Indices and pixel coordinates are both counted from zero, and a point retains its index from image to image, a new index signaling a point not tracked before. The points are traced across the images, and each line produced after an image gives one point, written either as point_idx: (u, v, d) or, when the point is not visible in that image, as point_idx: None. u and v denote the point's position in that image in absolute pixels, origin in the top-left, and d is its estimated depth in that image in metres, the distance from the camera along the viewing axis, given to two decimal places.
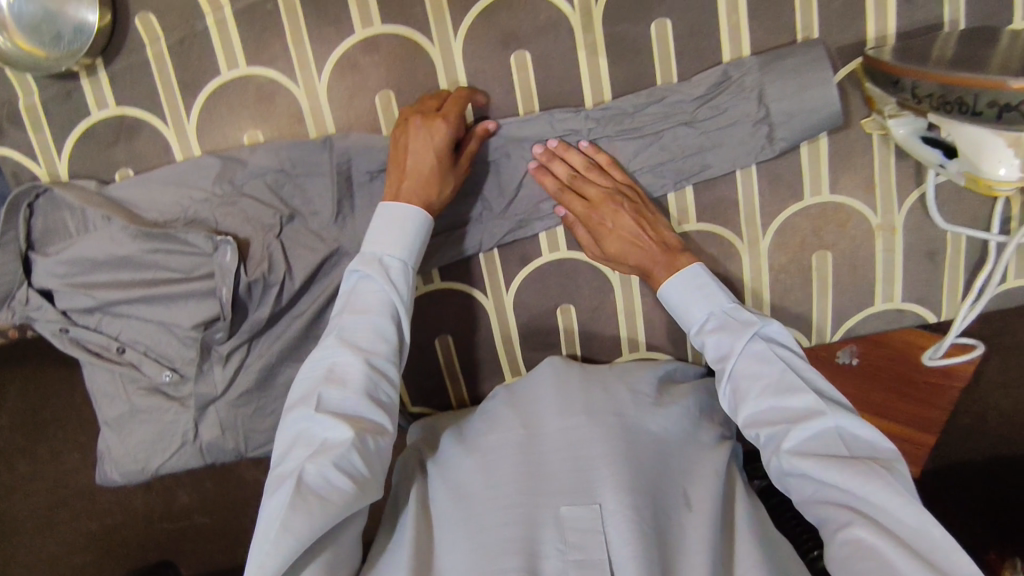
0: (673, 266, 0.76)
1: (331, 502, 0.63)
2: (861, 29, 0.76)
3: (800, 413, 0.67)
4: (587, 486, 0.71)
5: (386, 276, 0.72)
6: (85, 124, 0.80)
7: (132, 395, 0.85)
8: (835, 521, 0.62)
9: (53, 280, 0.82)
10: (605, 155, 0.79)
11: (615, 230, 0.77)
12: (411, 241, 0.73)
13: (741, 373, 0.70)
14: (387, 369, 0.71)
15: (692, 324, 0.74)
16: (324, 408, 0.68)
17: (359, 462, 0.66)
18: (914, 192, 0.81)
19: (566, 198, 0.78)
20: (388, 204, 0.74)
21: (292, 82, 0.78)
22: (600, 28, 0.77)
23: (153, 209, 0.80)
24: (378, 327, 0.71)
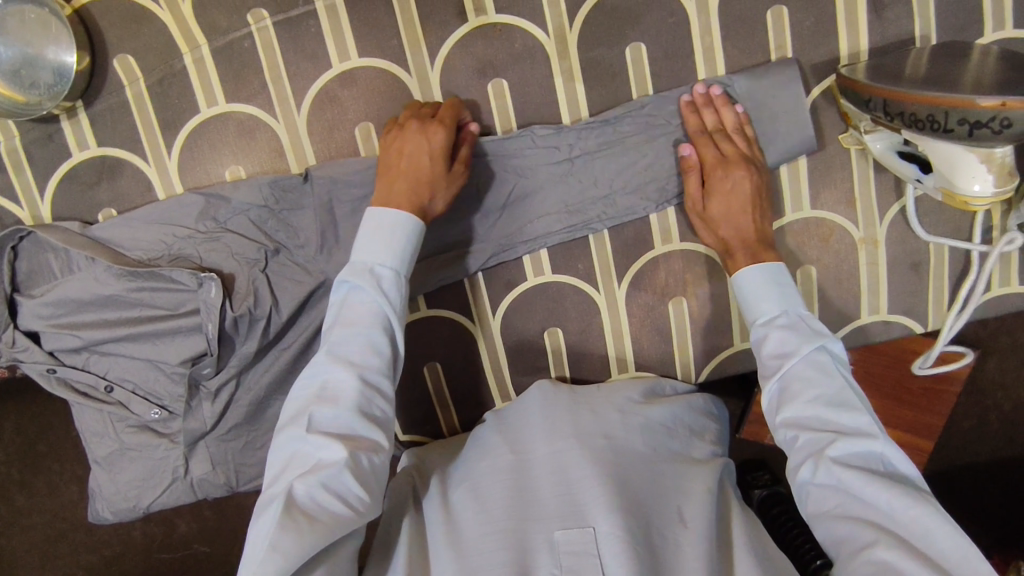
0: (758, 256, 0.73)
1: (321, 524, 0.58)
2: (834, 46, 0.77)
3: (846, 428, 0.62)
4: (577, 510, 0.70)
5: (377, 287, 0.68)
6: (68, 166, 0.80)
7: (121, 433, 0.85)
8: (858, 540, 0.57)
9: (39, 321, 0.81)
10: (752, 128, 0.77)
11: (728, 193, 0.74)
12: (403, 249, 0.69)
13: (796, 377, 0.66)
14: (381, 384, 0.66)
15: (762, 313, 0.70)
16: (317, 428, 0.63)
17: (353, 482, 0.61)
18: (894, 205, 0.81)
19: (699, 143, 0.76)
20: (376, 209, 0.70)
21: (272, 117, 0.79)
22: (575, 54, 0.77)
23: (137, 248, 0.80)
24: (373, 340, 0.66)
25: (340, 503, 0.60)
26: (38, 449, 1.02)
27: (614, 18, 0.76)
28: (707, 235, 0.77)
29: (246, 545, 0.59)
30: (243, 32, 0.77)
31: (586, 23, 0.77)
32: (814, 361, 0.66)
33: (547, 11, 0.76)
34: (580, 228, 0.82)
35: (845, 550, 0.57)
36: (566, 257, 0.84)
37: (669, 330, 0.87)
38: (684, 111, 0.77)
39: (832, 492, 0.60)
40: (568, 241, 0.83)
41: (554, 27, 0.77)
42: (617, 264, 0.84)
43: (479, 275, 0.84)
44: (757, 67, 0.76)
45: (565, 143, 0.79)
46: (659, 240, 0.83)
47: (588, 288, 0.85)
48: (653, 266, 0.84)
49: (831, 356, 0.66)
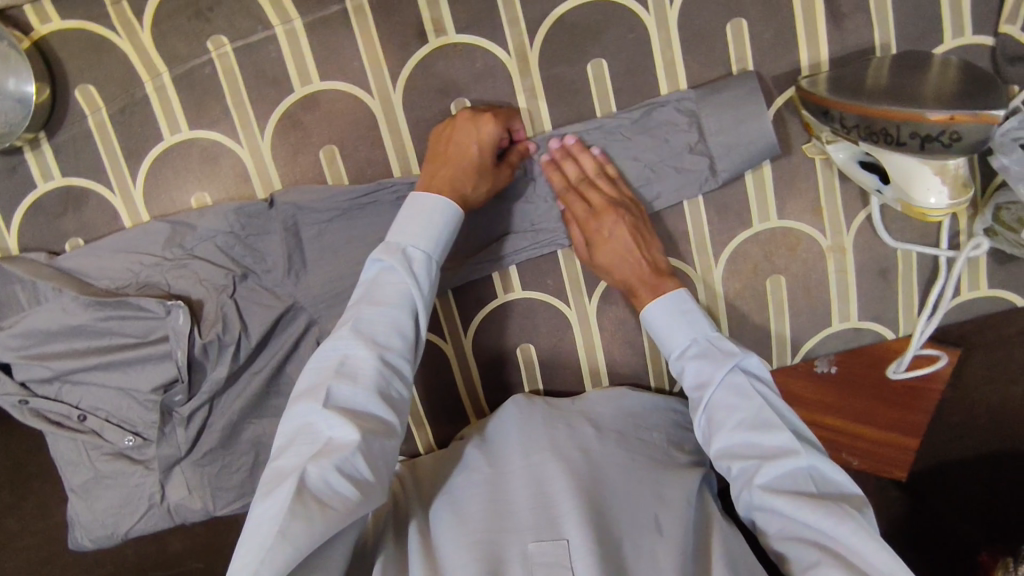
0: (658, 290, 0.73)
1: (332, 509, 0.58)
2: (794, 57, 0.77)
3: (772, 451, 0.63)
4: (552, 521, 0.66)
5: (407, 268, 0.69)
6: (33, 197, 0.80)
7: (96, 462, 0.84)
8: (804, 560, 0.58)
9: (7, 353, 0.81)
10: (613, 168, 0.78)
11: (610, 240, 0.75)
12: (433, 233, 0.71)
13: (718, 405, 0.66)
14: (400, 366, 0.68)
15: (674, 348, 0.71)
16: (334, 404, 0.64)
17: (363, 467, 0.62)
18: (861, 213, 0.81)
19: (567, 197, 0.77)
20: (417, 193, 0.72)
21: (235, 142, 0.78)
22: (536, 71, 0.77)
23: (103, 277, 0.79)
24: (397, 322, 0.68)
25: (352, 488, 0.61)
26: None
27: (574, 35, 0.76)
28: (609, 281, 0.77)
29: (247, 524, 0.59)
30: (203, 58, 0.77)
31: (547, 40, 0.77)
32: (732, 387, 0.66)
33: (507, 29, 0.76)
34: (548, 243, 0.82)
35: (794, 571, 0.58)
36: (535, 273, 0.84)
37: (642, 343, 0.87)
38: (545, 170, 0.78)
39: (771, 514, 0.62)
40: (536, 258, 0.83)
41: (515, 45, 0.77)
42: (587, 279, 0.84)
43: (450, 293, 0.84)
44: (719, 80, 0.76)
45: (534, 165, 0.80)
46: None
47: (559, 303, 0.85)
48: None
49: (749, 375, 0.67)
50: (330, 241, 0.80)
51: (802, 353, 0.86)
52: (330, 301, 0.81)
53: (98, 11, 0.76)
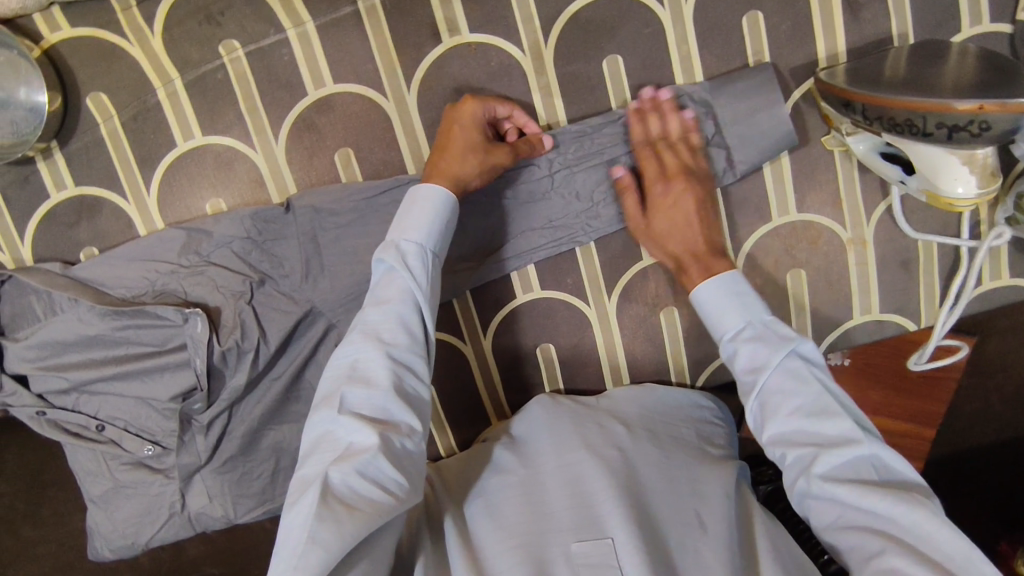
0: (709, 270, 0.71)
1: (359, 511, 0.58)
2: (812, 49, 0.76)
3: (832, 441, 0.61)
4: (594, 521, 0.66)
5: (404, 263, 0.69)
6: (46, 207, 0.80)
7: (116, 472, 0.84)
8: (868, 550, 0.57)
9: (24, 364, 0.81)
10: (699, 135, 0.77)
11: (674, 208, 0.75)
12: (430, 227, 0.70)
13: (774, 390, 0.64)
14: (411, 362, 0.67)
15: (727, 329, 0.69)
16: (348, 409, 0.63)
17: (385, 465, 0.61)
18: (880, 204, 0.81)
19: (641, 154, 0.76)
20: (415, 188, 0.72)
21: (249, 148, 0.78)
22: (551, 69, 0.77)
23: (119, 286, 0.79)
24: (403, 318, 0.67)
25: (376, 489, 0.60)
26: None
27: (589, 32, 0.76)
28: (657, 250, 0.77)
29: (280, 538, 0.59)
30: (215, 63, 0.76)
31: (562, 37, 0.76)
32: (789, 371, 0.64)
33: (521, 27, 0.76)
34: (566, 241, 0.82)
35: (857, 561, 0.57)
36: (554, 272, 0.83)
37: (661, 340, 0.86)
38: (630, 118, 0.76)
39: (831, 503, 0.60)
40: (554, 257, 0.83)
41: (530, 43, 0.76)
42: (606, 277, 0.84)
43: (468, 294, 0.84)
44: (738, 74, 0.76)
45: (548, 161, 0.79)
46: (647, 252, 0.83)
47: (579, 302, 0.84)
48: (642, 277, 0.84)
49: (806, 361, 0.65)
50: (347, 243, 0.79)
51: (823, 348, 0.86)
52: (349, 305, 0.80)
53: (108, 17, 0.75)
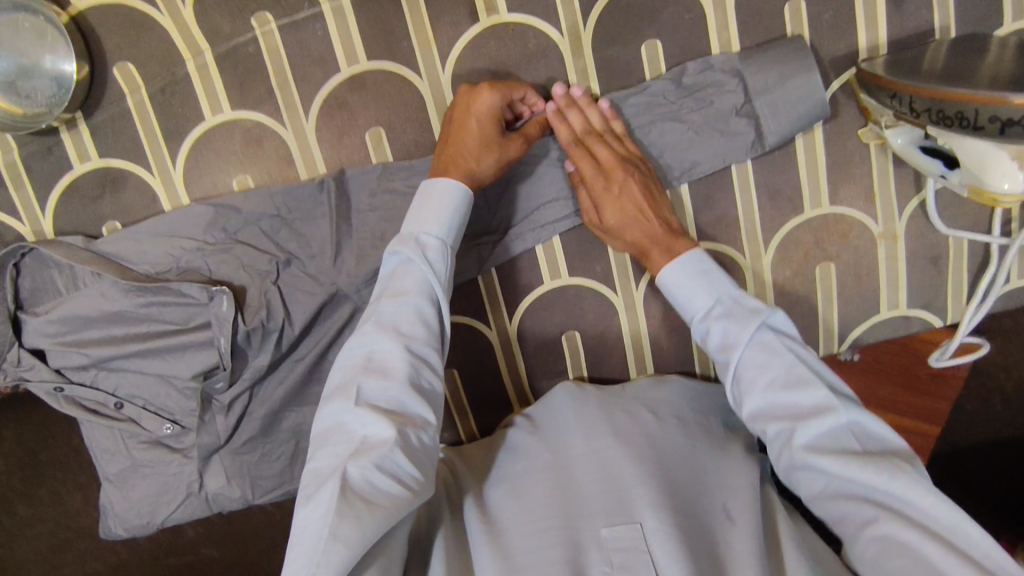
0: (672, 251, 0.72)
1: (377, 504, 0.57)
2: (853, 40, 0.75)
3: (807, 410, 0.62)
4: (625, 505, 0.67)
5: (423, 256, 0.69)
6: (68, 179, 0.78)
7: (133, 450, 0.83)
8: (857, 519, 0.58)
9: (44, 339, 0.80)
10: (620, 123, 0.76)
11: (619, 199, 0.73)
12: (448, 222, 0.71)
13: (747, 364, 0.66)
14: (427, 355, 0.67)
15: (698, 308, 0.70)
16: (365, 401, 0.63)
17: (404, 460, 0.60)
18: (914, 199, 0.80)
19: (572, 152, 0.74)
20: (428, 182, 0.72)
21: (280, 124, 0.76)
22: (590, 53, 0.76)
23: (143, 262, 0.78)
24: (419, 310, 0.67)
25: (393, 484, 0.59)
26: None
27: (629, 16, 0.74)
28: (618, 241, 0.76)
29: (293, 529, 0.58)
30: (247, 36, 0.74)
31: (601, 20, 0.75)
32: (761, 344, 0.66)
33: (560, 8, 0.74)
34: None
35: (848, 531, 0.58)
36: (582, 259, 0.83)
37: (688, 330, 0.86)
38: (552, 116, 0.75)
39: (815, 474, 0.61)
40: (583, 244, 0.82)
41: (568, 25, 0.75)
42: (634, 266, 0.83)
43: (494, 278, 0.83)
44: (779, 47, 0.74)
45: None
46: None
47: (606, 290, 0.84)
48: None
49: (776, 334, 0.67)
50: (377, 225, 0.78)
51: (847, 341, 0.86)
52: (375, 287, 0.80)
53: None
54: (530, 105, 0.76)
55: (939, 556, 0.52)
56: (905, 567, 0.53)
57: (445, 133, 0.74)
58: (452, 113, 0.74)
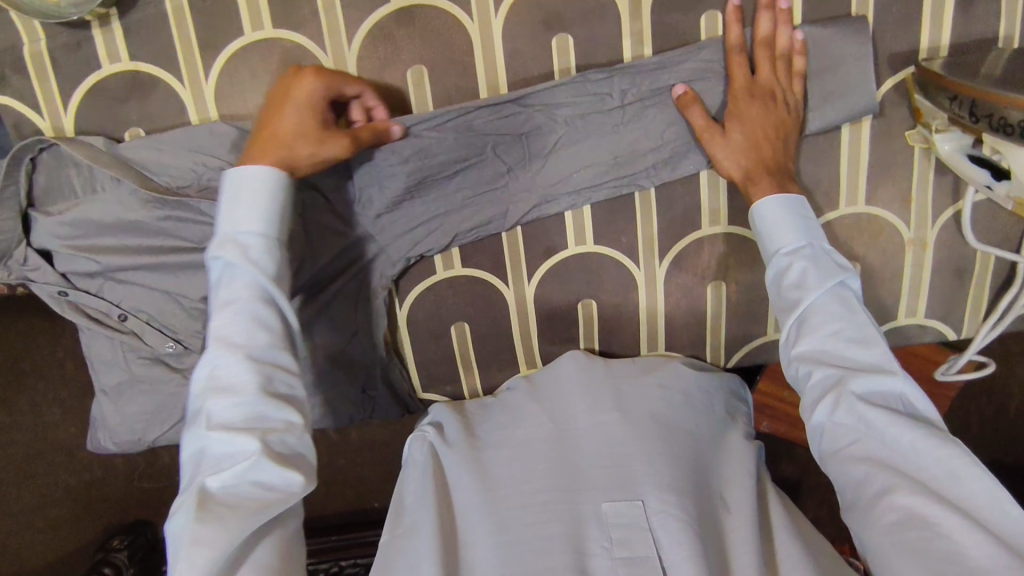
0: (783, 188, 0.71)
1: (237, 515, 0.57)
2: (916, 37, 0.74)
3: (864, 366, 0.62)
4: (625, 482, 0.68)
5: (246, 257, 0.63)
6: (94, 79, 0.75)
7: (132, 364, 0.82)
8: (877, 484, 0.58)
9: (54, 241, 0.77)
10: (804, 60, 0.73)
11: (753, 122, 0.72)
12: (265, 213, 0.65)
13: (821, 310, 0.65)
14: (275, 356, 0.63)
15: (784, 244, 0.68)
16: (213, 423, 0.60)
17: (268, 468, 0.59)
18: (949, 208, 0.79)
19: (733, 62, 0.73)
20: (238, 171, 0.65)
21: (321, 50, 0.74)
22: (647, 16, 0.74)
23: (165, 173, 0.76)
24: (253, 317, 0.62)
25: (259, 491, 0.59)
26: (21, 366, 1.06)
27: None
28: (727, 163, 0.73)
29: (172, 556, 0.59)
30: None
31: None
32: (839, 297, 0.65)
33: None
34: (627, 182, 0.79)
35: (864, 496, 0.59)
36: (610, 228, 0.81)
37: (703, 313, 0.85)
38: (738, 14, 0.72)
39: (847, 431, 0.62)
40: (613, 213, 0.81)
41: None
42: (661, 241, 0.82)
43: (518, 237, 0.81)
44: (841, 36, 0.72)
45: (617, 93, 0.75)
46: (706, 222, 0.81)
47: (628, 263, 0.83)
48: (696, 248, 0.82)
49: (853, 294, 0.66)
50: None
51: None
52: (399, 228, 0.79)
53: None
54: (366, 108, 0.73)
55: (961, 530, 0.53)
56: (922, 537, 0.54)
57: (266, 114, 0.69)
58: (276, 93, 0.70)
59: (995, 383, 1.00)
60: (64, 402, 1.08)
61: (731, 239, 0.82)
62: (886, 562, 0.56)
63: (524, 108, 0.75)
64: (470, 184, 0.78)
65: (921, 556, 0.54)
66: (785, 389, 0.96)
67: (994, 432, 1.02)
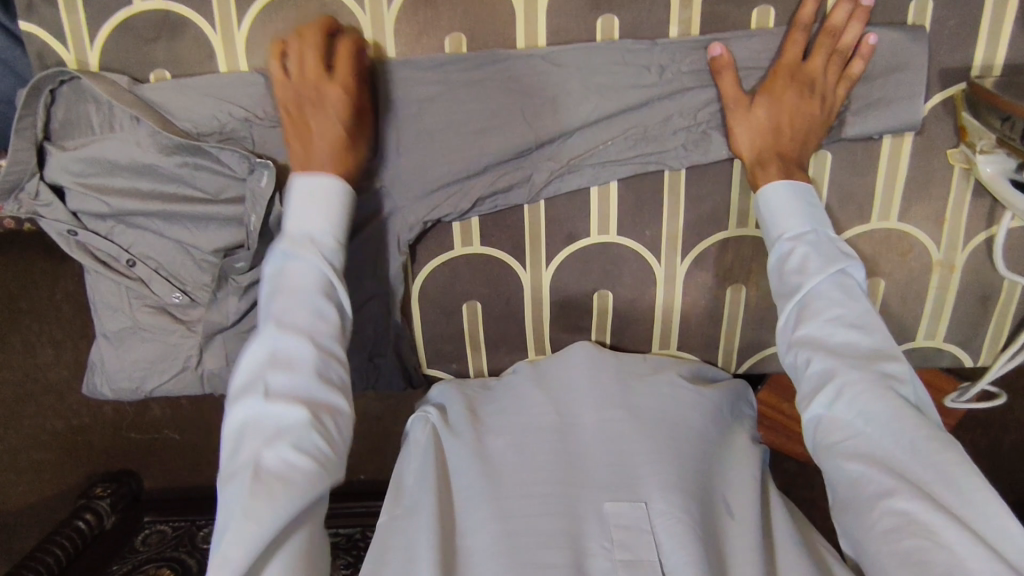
0: (789, 174, 0.71)
1: (296, 488, 0.58)
2: (970, 53, 0.72)
3: (866, 353, 0.63)
4: (628, 480, 0.67)
5: (317, 253, 0.66)
6: (124, 15, 0.73)
7: (136, 311, 0.80)
8: (874, 485, 0.58)
9: (67, 177, 0.76)
10: (862, 67, 0.70)
11: (784, 107, 0.71)
12: (337, 216, 0.68)
13: (820, 295, 0.66)
14: (333, 347, 0.65)
15: (786, 229, 0.69)
16: (271, 395, 0.61)
17: (320, 443, 0.60)
18: (982, 232, 0.78)
19: (792, 36, 0.71)
20: (303, 179, 0.68)
21: (359, 8, 0.72)
22: (698, 5, 0.72)
23: (187, 118, 0.74)
24: (317, 305, 0.64)
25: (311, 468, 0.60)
26: (19, 304, 1.04)
27: None
28: (741, 139, 0.73)
29: (214, 517, 0.59)
30: None
31: None
32: (839, 284, 0.66)
33: None
34: (654, 160, 0.76)
35: (860, 496, 0.59)
36: (635, 219, 0.79)
37: (720, 315, 0.84)
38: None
39: (842, 426, 0.62)
40: (640, 204, 0.79)
41: None
42: (685, 238, 0.80)
43: (540, 217, 0.80)
44: (894, 44, 0.70)
45: (655, 74, 0.74)
46: (734, 222, 0.79)
47: (649, 256, 0.81)
48: (720, 248, 0.81)
49: (852, 280, 0.67)
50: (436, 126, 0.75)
51: None
52: (418, 188, 0.77)
53: None
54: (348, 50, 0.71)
55: (962, 543, 0.53)
56: (920, 546, 0.54)
57: (296, 137, 0.70)
58: (291, 115, 0.70)
59: (1004, 416, 0.99)
60: (58, 345, 1.06)
61: (755, 243, 0.80)
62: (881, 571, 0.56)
63: (553, 65, 0.73)
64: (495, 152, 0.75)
65: (920, 566, 0.53)
66: (784, 400, 0.97)
67: (999, 466, 1.01)
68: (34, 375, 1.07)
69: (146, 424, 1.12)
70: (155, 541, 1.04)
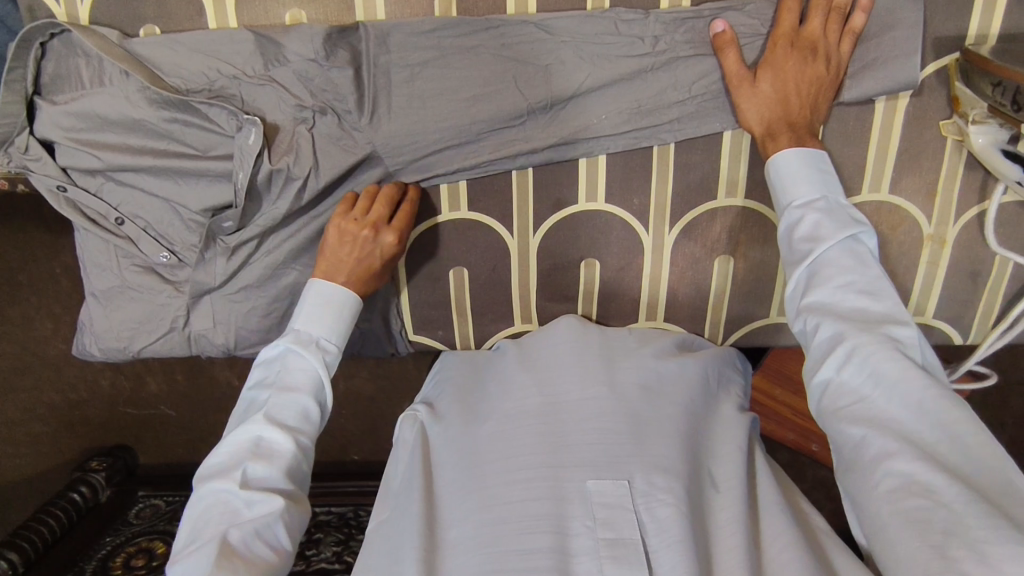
0: (801, 143, 0.70)
1: (255, 568, 0.62)
2: (965, 21, 0.71)
3: (875, 317, 0.63)
4: (612, 458, 0.66)
5: (318, 359, 0.73)
6: None
7: (125, 271, 0.80)
8: (875, 448, 0.58)
9: (56, 132, 0.76)
10: (864, 18, 0.69)
11: (790, 73, 0.70)
12: (340, 327, 0.75)
13: (831, 261, 0.65)
14: (309, 447, 0.72)
15: (797, 197, 0.68)
16: (247, 483, 0.66)
17: (281, 534, 0.66)
18: (974, 207, 0.77)
19: (785, 2, 0.70)
20: (335, 293, 0.74)
21: None
22: None
23: (176, 74, 0.74)
24: (304, 405, 0.71)
25: (269, 550, 0.65)
26: (19, 278, 1.03)
27: None
28: (751, 114, 0.71)
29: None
30: None
31: None
32: (850, 251, 0.65)
33: None
34: (649, 134, 0.76)
35: (862, 458, 0.59)
36: (624, 187, 0.79)
37: (707, 287, 0.84)
38: None
39: (850, 390, 0.61)
40: (629, 172, 0.78)
41: None
42: (674, 207, 0.80)
43: (528, 183, 0.79)
44: (887, 11, 0.70)
45: (650, 43, 0.73)
46: (723, 192, 0.79)
47: (637, 225, 0.81)
48: (710, 218, 0.80)
49: (865, 247, 0.66)
50: (426, 89, 0.74)
51: None
52: (411, 155, 0.76)
53: None
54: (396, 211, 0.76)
55: (961, 499, 0.52)
56: (921, 506, 0.53)
57: (345, 257, 0.74)
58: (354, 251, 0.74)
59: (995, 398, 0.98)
60: (56, 319, 1.06)
61: (744, 215, 0.80)
62: (884, 534, 0.55)
63: (545, 33, 0.73)
64: (486, 117, 0.75)
65: (920, 525, 0.53)
66: (776, 386, 0.97)
67: None
68: (25, 343, 1.07)
69: (144, 400, 1.11)
70: (149, 515, 1.03)
